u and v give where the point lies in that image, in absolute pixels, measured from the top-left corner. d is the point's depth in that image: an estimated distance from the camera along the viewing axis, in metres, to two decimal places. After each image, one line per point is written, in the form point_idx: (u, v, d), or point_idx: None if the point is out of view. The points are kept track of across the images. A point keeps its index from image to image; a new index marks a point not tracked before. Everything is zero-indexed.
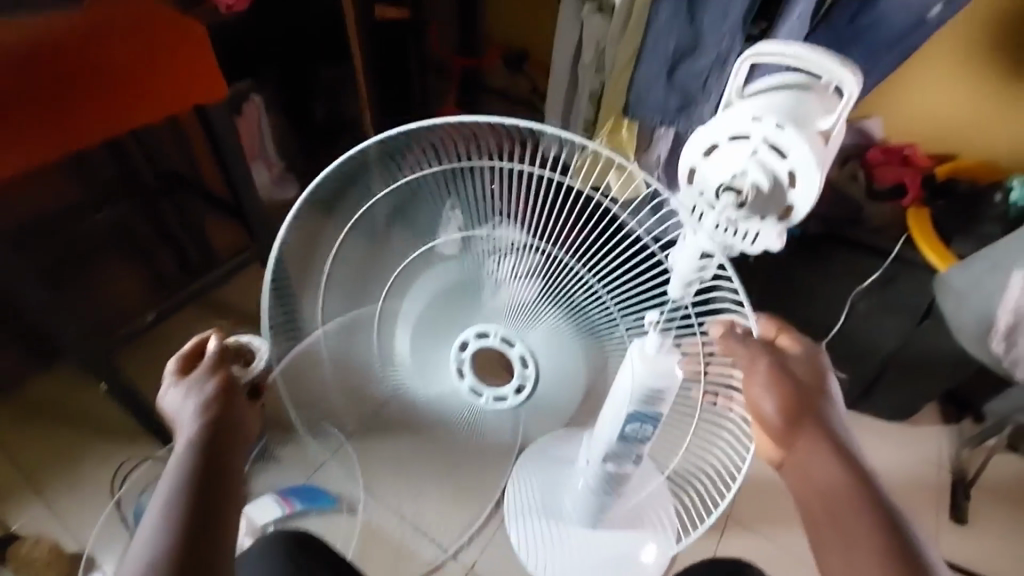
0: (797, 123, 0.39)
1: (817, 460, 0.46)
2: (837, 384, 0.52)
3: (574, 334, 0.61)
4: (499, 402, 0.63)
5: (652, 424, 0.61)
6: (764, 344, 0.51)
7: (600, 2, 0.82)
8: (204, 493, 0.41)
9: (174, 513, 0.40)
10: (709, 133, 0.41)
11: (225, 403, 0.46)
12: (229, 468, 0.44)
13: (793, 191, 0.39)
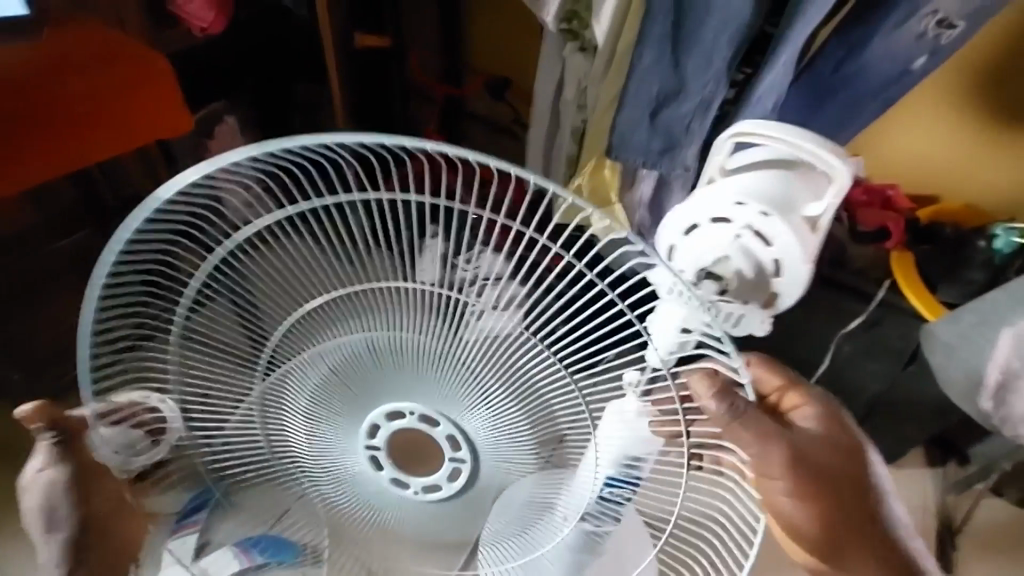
0: (780, 210, 0.49)
1: (863, 559, 0.48)
2: (865, 435, 0.51)
3: (528, 401, 0.54)
4: (428, 493, 0.56)
5: (631, 491, 0.57)
6: (775, 425, 0.47)
7: (583, 40, 0.80)
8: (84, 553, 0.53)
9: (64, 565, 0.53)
10: (693, 214, 0.51)
11: (81, 491, 0.53)
12: (121, 531, 0.56)
13: (775, 273, 0.51)
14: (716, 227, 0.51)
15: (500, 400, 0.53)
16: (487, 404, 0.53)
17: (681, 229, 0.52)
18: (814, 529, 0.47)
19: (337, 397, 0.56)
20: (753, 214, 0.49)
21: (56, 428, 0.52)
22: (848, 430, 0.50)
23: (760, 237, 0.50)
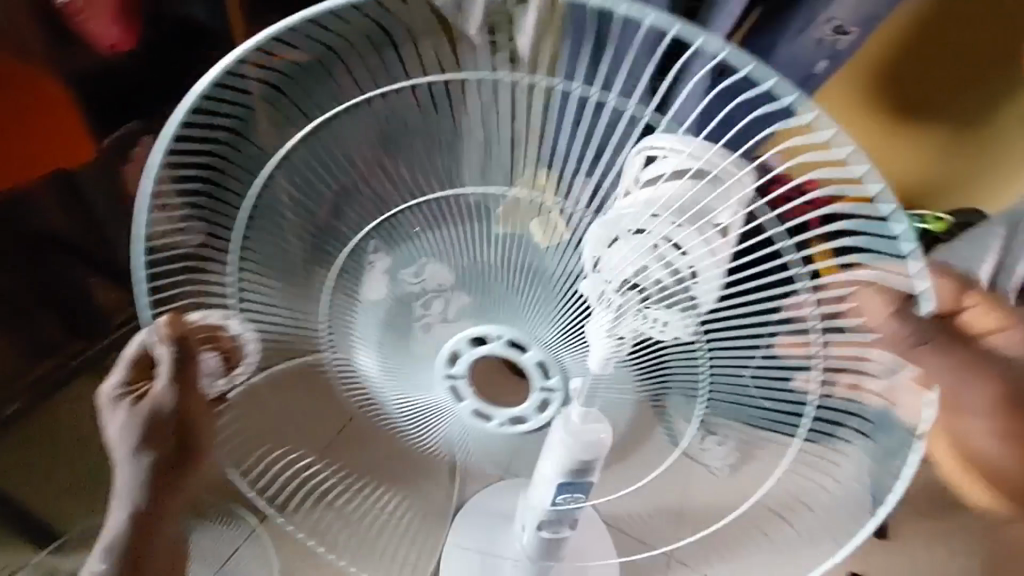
0: (688, 228, 0.43)
1: None
2: None
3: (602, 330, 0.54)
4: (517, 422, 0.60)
5: (582, 492, 0.64)
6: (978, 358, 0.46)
7: None
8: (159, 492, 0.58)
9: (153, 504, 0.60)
10: (610, 228, 0.45)
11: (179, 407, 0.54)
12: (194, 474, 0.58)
13: (694, 285, 0.46)
14: (632, 242, 0.45)
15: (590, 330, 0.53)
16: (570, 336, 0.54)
17: (598, 245, 0.47)
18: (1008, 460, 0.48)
19: (403, 341, 0.58)
20: (657, 235, 0.44)
21: (182, 344, 0.53)
22: None
23: (674, 254, 0.44)
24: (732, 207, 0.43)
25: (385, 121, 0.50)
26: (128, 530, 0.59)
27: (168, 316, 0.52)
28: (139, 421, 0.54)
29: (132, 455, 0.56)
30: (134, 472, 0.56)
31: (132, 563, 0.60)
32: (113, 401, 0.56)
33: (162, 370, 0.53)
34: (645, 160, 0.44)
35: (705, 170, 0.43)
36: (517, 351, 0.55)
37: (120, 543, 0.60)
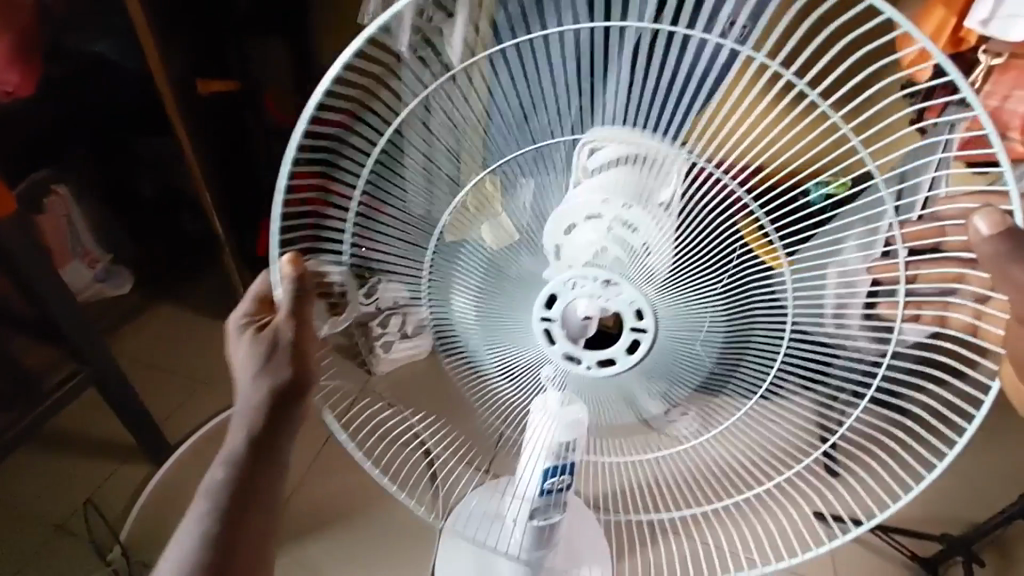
0: (636, 211, 0.50)
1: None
2: None
3: (705, 268, 0.53)
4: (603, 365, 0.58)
5: (568, 475, 0.73)
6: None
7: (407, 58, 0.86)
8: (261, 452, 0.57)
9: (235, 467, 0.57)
10: (568, 216, 0.52)
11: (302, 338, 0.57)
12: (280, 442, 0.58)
13: (649, 259, 0.52)
14: (590, 226, 0.52)
15: (693, 265, 0.52)
16: (671, 271, 0.53)
17: (558, 233, 0.53)
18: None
19: (494, 288, 0.59)
20: (612, 218, 0.51)
21: (300, 280, 0.55)
22: None
23: (630, 233, 0.51)
24: (672, 185, 0.49)
25: (471, 82, 0.51)
26: (244, 468, 0.57)
27: (289, 255, 0.55)
28: (258, 350, 0.57)
29: (255, 376, 0.57)
30: (257, 396, 0.58)
31: (245, 505, 0.57)
32: (243, 324, 0.59)
33: (283, 303, 0.56)
34: (591, 151, 0.50)
35: (658, 158, 0.49)
36: (614, 293, 0.54)
37: (233, 480, 0.57)
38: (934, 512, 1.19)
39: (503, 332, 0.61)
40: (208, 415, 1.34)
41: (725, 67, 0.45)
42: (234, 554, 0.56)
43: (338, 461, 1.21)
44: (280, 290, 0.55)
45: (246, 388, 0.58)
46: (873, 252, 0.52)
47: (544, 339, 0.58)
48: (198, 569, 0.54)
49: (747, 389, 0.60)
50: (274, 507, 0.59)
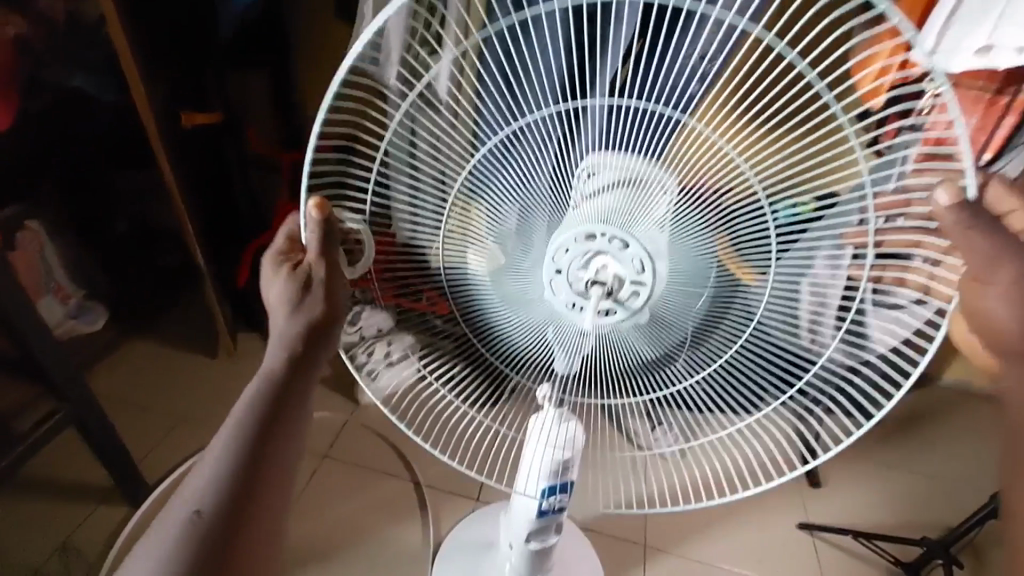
0: (635, 230, 0.54)
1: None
2: None
3: (703, 229, 0.54)
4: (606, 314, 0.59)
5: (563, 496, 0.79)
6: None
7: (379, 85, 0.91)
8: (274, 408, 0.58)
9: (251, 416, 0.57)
10: (567, 239, 0.57)
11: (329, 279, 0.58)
12: (293, 400, 0.60)
13: (645, 274, 0.56)
14: (588, 246, 0.56)
15: (694, 222, 0.53)
16: (673, 219, 0.53)
17: (559, 253, 0.57)
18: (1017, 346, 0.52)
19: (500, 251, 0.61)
20: (610, 237, 0.55)
21: (328, 224, 0.56)
22: None
23: (626, 250, 0.55)
24: (664, 206, 0.53)
25: (464, 61, 0.53)
26: (262, 421, 0.57)
27: (316, 198, 0.55)
28: (290, 286, 0.58)
29: (287, 321, 0.59)
30: (287, 342, 0.59)
31: (255, 465, 0.56)
32: (274, 263, 0.60)
33: (312, 244, 0.57)
34: (590, 175, 0.53)
35: (647, 181, 0.52)
36: (619, 245, 0.55)
37: (251, 432, 0.57)
38: (912, 516, 1.23)
39: (514, 288, 0.63)
40: (187, 452, 1.31)
41: (698, 95, 0.49)
42: (240, 513, 0.54)
43: (323, 495, 1.18)
44: (308, 232, 0.56)
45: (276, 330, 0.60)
46: (841, 264, 0.54)
47: (550, 287, 0.60)
48: (205, 527, 0.52)
49: (700, 368, 0.64)
50: (281, 470, 0.58)
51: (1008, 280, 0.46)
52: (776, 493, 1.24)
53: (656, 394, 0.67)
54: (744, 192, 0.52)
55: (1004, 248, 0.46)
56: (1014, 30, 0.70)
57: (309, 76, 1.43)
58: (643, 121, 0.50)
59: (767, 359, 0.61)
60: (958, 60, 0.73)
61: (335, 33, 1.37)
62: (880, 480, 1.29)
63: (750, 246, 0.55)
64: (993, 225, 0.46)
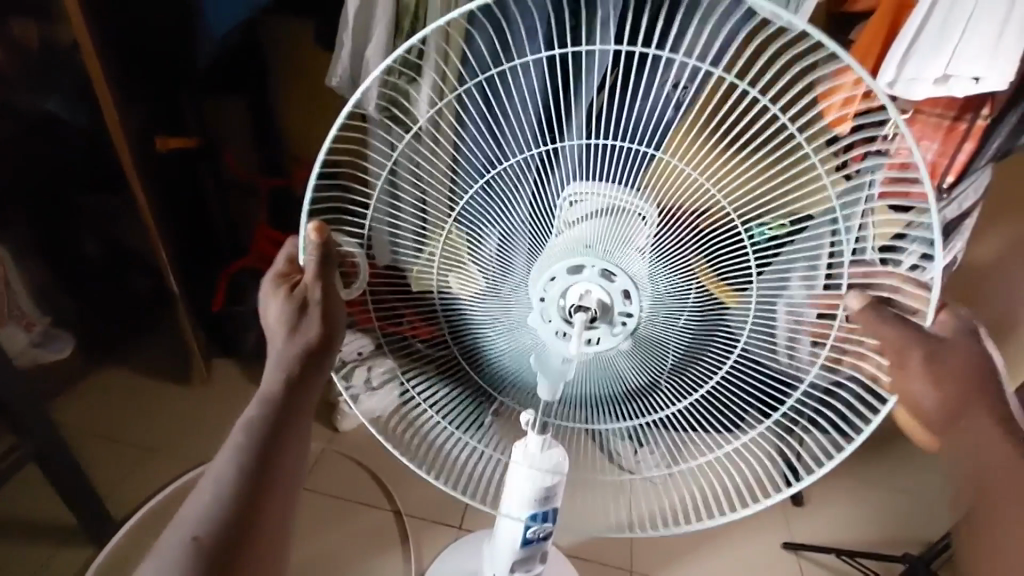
0: (617, 256, 0.55)
1: (976, 436, 0.51)
2: (993, 365, 0.52)
3: (686, 263, 0.55)
4: (593, 342, 0.59)
5: (549, 525, 0.78)
6: (920, 343, 0.50)
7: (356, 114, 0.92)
8: (275, 432, 0.57)
9: (250, 447, 0.56)
10: (549, 269, 0.56)
11: (328, 304, 0.57)
12: (291, 422, 0.58)
13: (630, 302, 0.56)
14: (571, 278, 0.56)
15: (680, 254, 0.54)
16: (659, 250, 0.54)
17: (542, 281, 0.57)
18: (945, 423, 0.51)
19: (487, 285, 0.61)
20: (593, 265, 0.55)
21: (327, 249, 0.56)
22: (977, 359, 0.51)
23: (608, 278, 0.56)
24: (644, 233, 0.53)
25: (447, 104, 0.54)
26: (262, 445, 0.56)
27: (316, 222, 0.55)
28: (288, 311, 0.57)
29: (286, 343, 0.58)
30: (285, 364, 0.58)
31: (255, 490, 0.55)
32: (276, 281, 0.58)
33: (310, 267, 0.56)
34: (572, 203, 0.54)
35: (627, 209, 0.52)
36: (607, 277, 0.55)
37: (253, 456, 0.56)
38: (892, 532, 1.24)
39: (501, 320, 0.63)
40: (157, 485, 1.26)
41: (674, 122, 0.49)
42: (245, 538, 0.53)
43: (300, 529, 1.14)
44: (307, 259, 0.56)
45: (273, 351, 0.58)
46: (817, 285, 0.54)
47: (542, 311, 0.59)
48: (206, 555, 0.51)
49: (685, 399, 0.64)
50: (283, 492, 0.57)
51: (917, 364, 0.50)
52: (759, 513, 1.24)
53: (642, 418, 0.67)
54: (723, 224, 0.53)
55: (909, 336, 0.50)
56: (971, 62, 0.74)
57: (290, 101, 1.43)
58: (622, 148, 0.51)
59: (746, 382, 0.62)
60: (917, 89, 0.77)
61: (317, 59, 1.38)
62: (860, 497, 1.30)
63: (731, 269, 0.55)
64: (895, 317, 0.51)
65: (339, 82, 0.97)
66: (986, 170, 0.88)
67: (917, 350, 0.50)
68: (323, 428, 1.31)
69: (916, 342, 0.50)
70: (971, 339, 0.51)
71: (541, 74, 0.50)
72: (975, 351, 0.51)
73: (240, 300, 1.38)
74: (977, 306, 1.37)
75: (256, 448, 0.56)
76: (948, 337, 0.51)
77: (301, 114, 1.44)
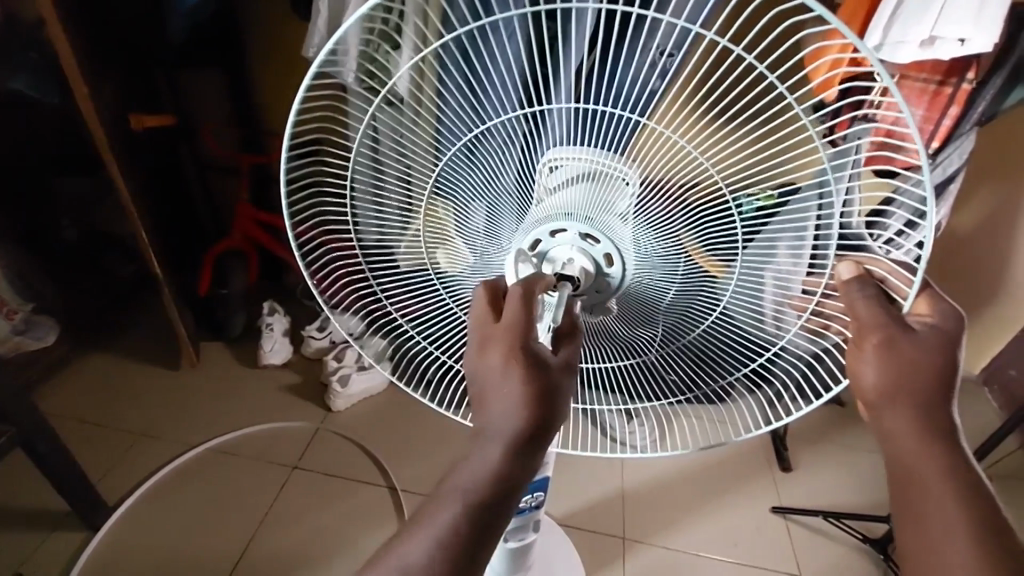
0: (599, 223, 0.55)
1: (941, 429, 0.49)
2: (958, 371, 0.49)
3: (671, 234, 0.53)
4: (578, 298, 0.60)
5: (541, 490, 0.81)
6: (893, 321, 0.48)
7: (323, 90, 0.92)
8: (510, 462, 0.47)
9: (488, 477, 0.46)
10: (532, 233, 0.57)
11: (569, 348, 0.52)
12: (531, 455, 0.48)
13: (612, 266, 0.57)
14: (557, 241, 0.57)
15: (667, 226, 0.52)
16: (644, 218, 0.53)
17: (525, 247, 0.58)
18: (876, 400, 0.50)
19: (473, 252, 0.61)
20: (575, 232, 0.56)
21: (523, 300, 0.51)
22: (945, 360, 0.48)
23: (591, 244, 0.56)
24: (626, 198, 0.52)
25: (417, 66, 0.51)
26: (500, 475, 0.46)
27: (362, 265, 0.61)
28: (507, 368, 0.47)
29: (513, 394, 0.46)
30: (516, 413, 0.46)
31: (492, 510, 0.47)
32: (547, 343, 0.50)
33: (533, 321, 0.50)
34: (552, 168, 0.52)
35: (609, 173, 0.51)
36: (590, 241, 0.56)
37: (480, 496, 0.47)
38: (877, 493, 1.27)
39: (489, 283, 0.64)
40: (153, 466, 1.18)
41: (659, 91, 0.46)
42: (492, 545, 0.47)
43: (297, 508, 1.14)
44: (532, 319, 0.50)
45: (506, 392, 0.47)
46: (801, 257, 0.52)
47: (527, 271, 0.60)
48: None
49: (672, 361, 0.65)
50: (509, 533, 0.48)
51: (873, 347, 0.48)
52: (747, 480, 1.27)
53: (630, 379, 0.69)
54: (714, 193, 0.49)
55: (879, 314, 0.48)
56: (957, 24, 0.72)
57: (267, 79, 1.40)
58: (606, 118, 0.48)
59: (727, 346, 0.62)
60: (902, 52, 0.76)
61: (293, 35, 1.34)
62: (845, 462, 1.33)
63: (715, 243, 0.53)
64: (876, 296, 0.48)
65: (315, 51, 0.95)
66: (970, 135, 0.88)
67: (877, 336, 0.48)
68: (314, 409, 1.32)
69: (877, 327, 0.48)
70: (947, 347, 0.49)
71: (514, 35, 0.46)
72: (944, 357, 0.48)
73: (225, 283, 1.39)
74: (957, 271, 1.41)
75: (493, 481, 0.47)
76: (921, 331, 0.49)
77: (280, 88, 1.41)
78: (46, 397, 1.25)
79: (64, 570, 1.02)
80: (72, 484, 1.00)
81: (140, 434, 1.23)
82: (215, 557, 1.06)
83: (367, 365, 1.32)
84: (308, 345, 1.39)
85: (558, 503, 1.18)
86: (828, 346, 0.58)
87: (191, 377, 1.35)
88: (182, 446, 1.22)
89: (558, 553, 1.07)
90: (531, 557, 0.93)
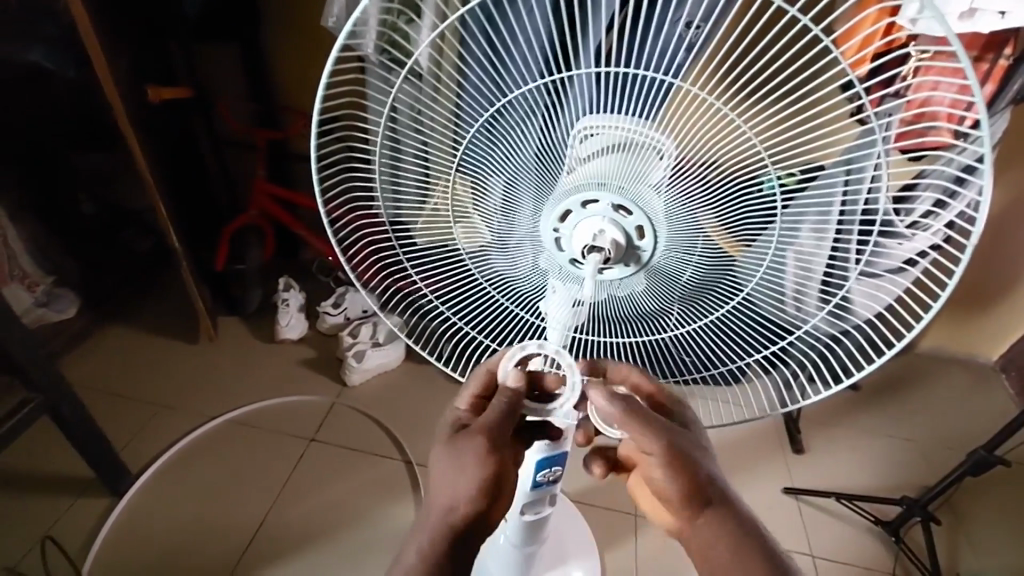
0: (631, 194, 0.53)
1: None
2: None
3: (708, 206, 0.51)
4: (606, 272, 0.59)
5: (559, 465, 0.81)
6: None
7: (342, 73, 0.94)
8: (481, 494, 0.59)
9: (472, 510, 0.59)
10: (562, 204, 0.55)
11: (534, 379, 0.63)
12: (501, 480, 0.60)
13: (642, 241, 0.55)
14: (586, 212, 0.55)
15: (704, 199, 0.51)
16: (682, 191, 0.51)
17: (553, 219, 0.56)
18: None
19: (497, 225, 0.59)
20: (606, 204, 0.54)
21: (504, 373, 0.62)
22: None
23: (622, 215, 0.54)
24: (660, 170, 0.50)
25: (446, 26, 0.48)
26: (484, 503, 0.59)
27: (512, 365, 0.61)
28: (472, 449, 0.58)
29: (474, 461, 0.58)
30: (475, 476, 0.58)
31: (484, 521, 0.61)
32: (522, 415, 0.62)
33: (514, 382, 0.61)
34: (585, 137, 0.50)
35: (644, 143, 0.49)
36: (622, 213, 0.54)
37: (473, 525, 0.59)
38: (891, 479, 1.27)
39: (514, 255, 0.62)
40: (173, 437, 1.20)
41: (686, 65, 0.45)
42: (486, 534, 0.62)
43: (313, 480, 1.16)
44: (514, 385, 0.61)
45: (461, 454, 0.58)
46: (826, 235, 0.52)
47: (554, 243, 0.58)
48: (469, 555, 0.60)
49: (697, 338, 0.65)
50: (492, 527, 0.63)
51: None
52: (760, 461, 1.28)
53: (651, 352, 0.68)
54: (753, 165, 0.48)
55: None
56: None
57: (281, 54, 1.39)
58: (639, 83, 0.47)
59: (753, 324, 0.61)
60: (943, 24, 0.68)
61: (306, 6, 1.32)
62: (860, 445, 1.33)
63: (745, 220, 0.52)
64: None
65: (334, 23, 0.93)
66: (1004, 116, 0.87)
67: None
68: (330, 383, 1.33)
69: None
70: None
71: None
72: None
73: (242, 258, 1.38)
74: (979, 255, 1.38)
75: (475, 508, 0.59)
76: None
77: (294, 62, 1.40)
78: (68, 368, 1.28)
79: (91, 535, 1.05)
80: (96, 452, 1.02)
81: (160, 406, 1.25)
82: (237, 527, 1.08)
83: (382, 341, 1.33)
84: (323, 321, 1.40)
85: (571, 479, 1.20)
86: (854, 324, 0.59)
87: (209, 350, 1.37)
88: (200, 418, 1.24)
89: (571, 529, 1.08)
90: (546, 530, 0.95)
